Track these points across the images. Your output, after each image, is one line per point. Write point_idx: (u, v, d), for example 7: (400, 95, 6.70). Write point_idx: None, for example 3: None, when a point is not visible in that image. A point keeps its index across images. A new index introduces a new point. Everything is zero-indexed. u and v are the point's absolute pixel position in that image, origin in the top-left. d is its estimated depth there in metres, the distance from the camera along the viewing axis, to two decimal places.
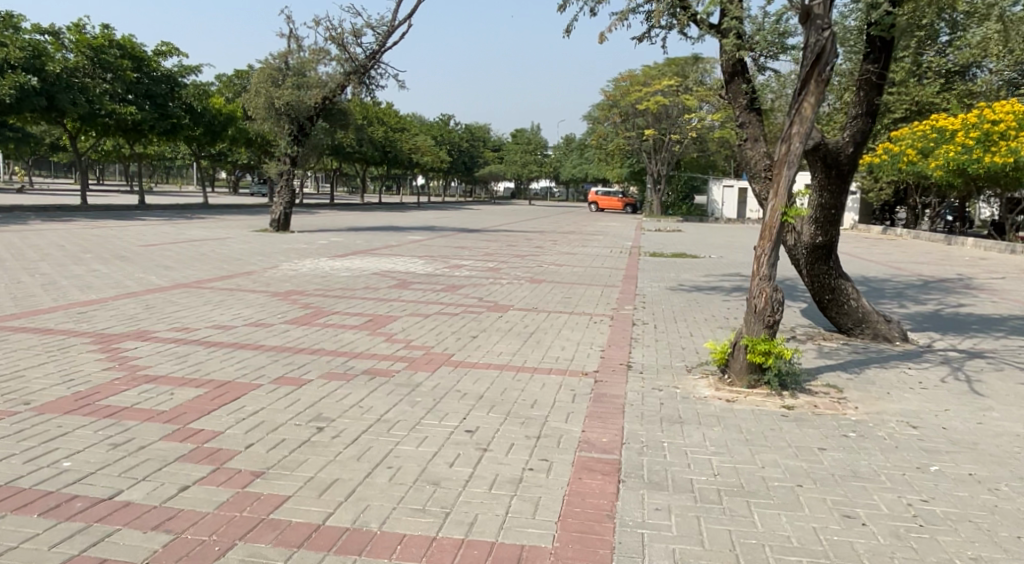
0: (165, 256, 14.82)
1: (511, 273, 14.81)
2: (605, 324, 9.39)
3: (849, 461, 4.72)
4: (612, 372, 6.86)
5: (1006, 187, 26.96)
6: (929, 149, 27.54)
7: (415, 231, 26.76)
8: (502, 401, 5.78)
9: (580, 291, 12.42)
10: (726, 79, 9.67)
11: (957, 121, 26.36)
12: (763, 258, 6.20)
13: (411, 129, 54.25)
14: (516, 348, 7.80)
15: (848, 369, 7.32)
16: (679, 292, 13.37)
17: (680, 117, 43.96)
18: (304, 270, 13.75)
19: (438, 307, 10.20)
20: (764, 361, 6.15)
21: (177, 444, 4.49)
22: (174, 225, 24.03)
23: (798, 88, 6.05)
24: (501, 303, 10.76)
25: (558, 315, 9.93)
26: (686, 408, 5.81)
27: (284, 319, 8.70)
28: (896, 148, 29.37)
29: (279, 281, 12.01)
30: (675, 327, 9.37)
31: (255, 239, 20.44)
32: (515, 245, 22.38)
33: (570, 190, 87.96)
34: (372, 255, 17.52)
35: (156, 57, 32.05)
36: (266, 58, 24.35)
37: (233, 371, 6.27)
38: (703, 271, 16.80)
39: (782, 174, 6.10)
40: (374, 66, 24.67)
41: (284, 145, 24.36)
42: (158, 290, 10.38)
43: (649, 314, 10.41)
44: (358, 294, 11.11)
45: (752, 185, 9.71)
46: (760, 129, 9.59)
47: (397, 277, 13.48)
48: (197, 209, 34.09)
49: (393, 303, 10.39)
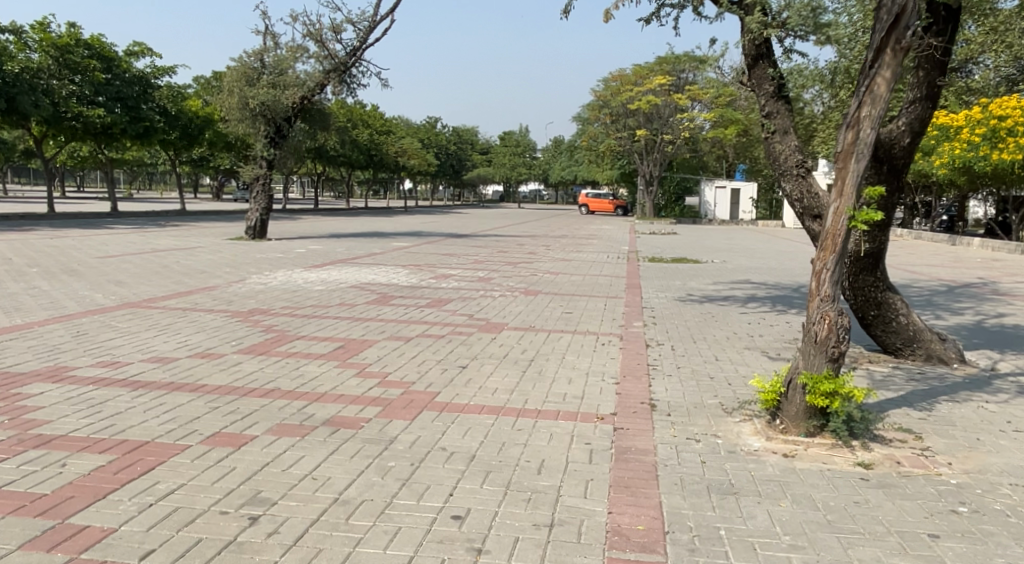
0: (120, 270, 13.46)
1: (504, 284, 13.57)
2: (614, 347, 8.10)
3: (977, 556, 3.47)
4: (632, 414, 5.57)
5: (1013, 186, 25.83)
6: (932, 147, 27.12)
7: (401, 236, 25.46)
8: (499, 466, 4.48)
9: (581, 305, 11.14)
10: (749, 63, 8.44)
11: (961, 117, 25.55)
12: (825, 273, 4.97)
13: (396, 133, 52.87)
14: (513, 382, 6.48)
15: (915, 404, 6.05)
16: (689, 303, 12.13)
17: (672, 116, 42.77)
18: (274, 284, 12.41)
19: (422, 327, 8.92)
20: (828, 405, 4.90)
21: (43, 557, 3.19)
22: (144, 233, 22.65)
23: (869, 59, 4.81)
24: (495, 321, 9.48)
25: (561, 336, 8.66)
26: (735, 470, 4.53)
27: (238, 347, 7.37)
28: None
29: (242, 298, 10.66)
30: (697, 350, 8.12)
31: (227, 248, 19.10)
32: (506, 251, 21.09)
33: (558, 192, 86.76)
34: (352, 264, 16.18)
35: (128, 57, 30.66)
36: (240, 56, 23.00)
37: (157, 425, 4.94)
38: (709, 279, 15.60)
39: (847, 168, 4.87)
40: (355, 63, 23.33)
41: (260, 147, 22.96)
42: (98, 313, 9.03)
43: (662, 333, 9.14)
44: (331, 312, 9.79)
45: (781, 183, 8.39)
46: (789, 121, 8.27)
47: (378, 290, 12.17)
48: (174, 217, 32.66)
49: (369, 323, 9.07)
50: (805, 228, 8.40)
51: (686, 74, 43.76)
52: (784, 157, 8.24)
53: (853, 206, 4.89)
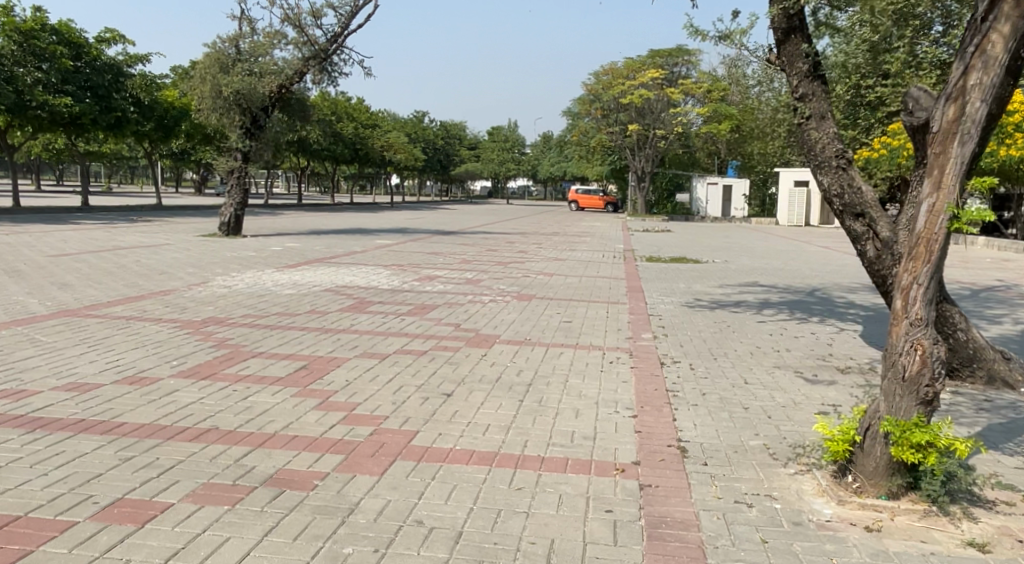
0: (69, 270, 12.17)
1: (495, 287, 12.37)
2: (624, 366, 6.96)
3: None
4: (660, 465, 4.43)
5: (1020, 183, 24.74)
6: None
7: (385, 233, 24.18)
8: (494, 552, 3.32)
9: (581, 312, 10.03)
10: (778, 38, 7.34)
11: None
12: (916, 290, 3.85)
13: (382, 126, 51.43)
14: (509, 416, 5.32)
15: (1003, 447, 4.93)
16: (698, 310, 10.99)
17: (665, 111, 41.65)
18: (239, 287, 11.18)
19: (401, 341, 7.72)
20: (921, 461, 3.76)
21: None
22: (110, 229, 21.27)
23: (983, 10, 3.74)
24: (485, 333, 8.31)
25: (563, 353, 7.51)
26: (810, 555, 3.39)
27: (179, 370, 6.14)
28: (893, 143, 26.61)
29: (197, 305, 9.41)
30: (721, 370, 7.00)
31: (197, 245, 17.79)
32: (496, 250, 19.90)
33: (547, 188, 85.51)
34: (329, 264, 14.96)
35: (98, 44, 29.23)
36: (214, 42, 21.68)
37: (38, 487, 3.71)
38: (716, 281, 14.54)
39: (949, 152, 3.77)
40: (336, 51, 22.03)
41: (234, 139, 21.62)
42: (23, 323, 7.79)
43: (676, 347, 8.00)
44: (299, 321, 8.59)
45: (817, 178, 7.17)
46: (827, 104, 7.16)
47: (355, 295, 10.95)
48: (148, 211, 31.24)
49: (340, 335, 7.90)
50: (844, 226, 7.22)
51: (679, 68, 42.75)
52: (821, 146, 7.03)
53: (955, 203, 3.78)
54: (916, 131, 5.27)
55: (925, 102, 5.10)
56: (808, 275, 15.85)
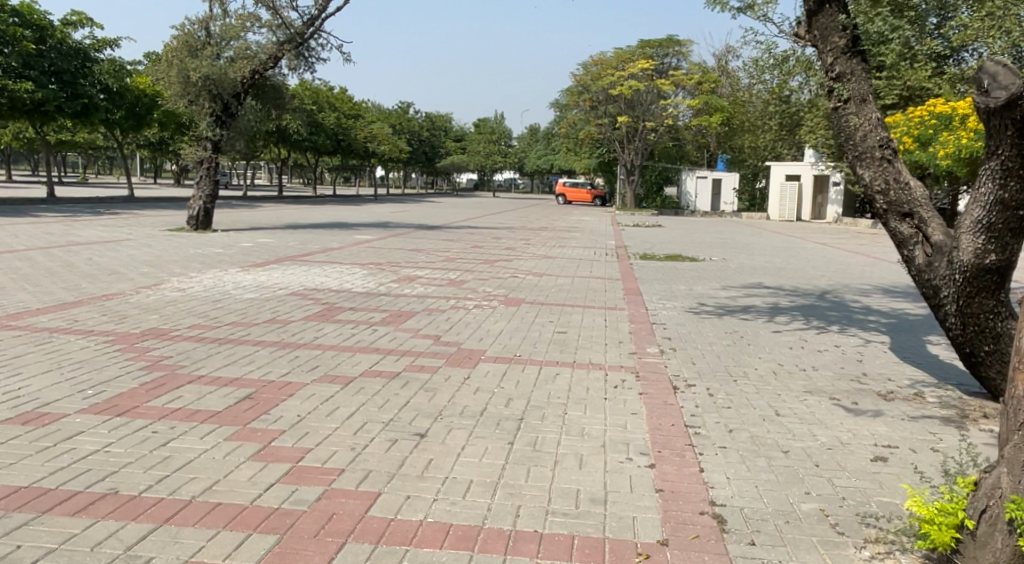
0: (7, 271, 10.95)
1: (480, 289, 11.29)
2: (632, 392, 5.91)
3: None
4: (694, 550, 3.37)
5: None
6: (927, 137, 24.36)
7: (367, 228, 23.06)
8: None
9: (576, 320, 8.98)
10: (810, 10, 6.44)
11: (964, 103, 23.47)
12: None
13: (364, 116, 50.09)
14: (498, 467, 4.24)
15: None
16: (703, 317, 9.97)
17: (654, 104, 40.74)
18: (196, 290, 10.02)
19: (370, 360, 6.62)
20: None
21: None
22: (70, 222, 19.93)
23: None
24: (469, 349, 7.23)
25: (559, 374, 6.45)
26: None
27: (91, 402, 5.03)
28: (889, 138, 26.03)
29: (141, 313, 8.25)
30: (745, 397, 5.96)
31: (161, 241, 16.60)
32: (481, 246, 18.84)
33: (533, 181, 84.51)
34: (300, 263, 13.82)
35: (64, 28, 27.90)
36: (181, 24, 20.40)
37: None
38: (717, 282, 13.55)
39: None
40: (313, 35, 20.79)
41: (204, 127, 20.31)
42: None
43: (688, 365, 6.97)
44: (254, 333, 7.48)
45: (855, 171, 6.21)
46: (867, 86, 6.22)
47: (323, 300, 9.82)
48: (117, 204, 29.82)
49: (299, 352, 6.79)
50: (888, 229, 6.16)
51: (669, 60, 41.52)
52: (862, 134, 6.10)
53: None
54: (991, 113, 4.39)
55: (1004, 79, 4.24)
56: (814, 277, 14.88)
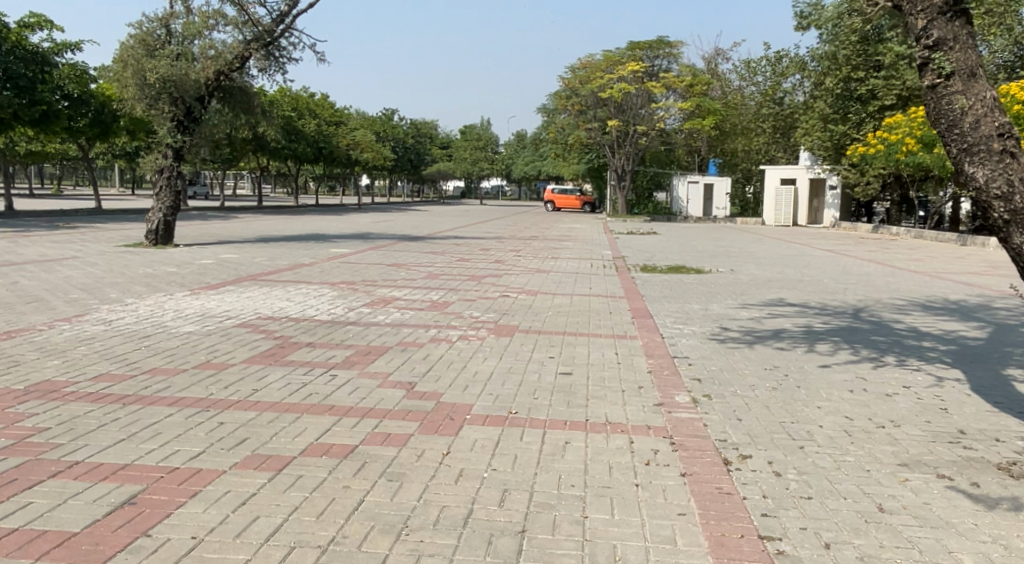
0: None
1: (465, 314, 9.66)
2: (675, 476, 4.29)
3: None
4: None
5: None
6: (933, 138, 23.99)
7: (344, 240, 21.42)
8: None
9: (583, 356, 7.40)
10: None
11: None
12: None
13: (346, 124, 48.28)
14: None
15: None
16: (730, 346, 8.38)
17: (645, 107, 39.35)
18: (125, 322, 8.34)
19: (315, 427, 4.98)
20: None
21: None
22: (18, 239, 18.09)
23: None
24: (451, 404, 5.60)
25: (570, 444, 4.83)
26: None
27: None
28: (892, 137, 25.51)
29: (40, 357, 6.60)
30: (826, 478, 4.36)
31: (111, 258, 14.87)
32: (467, 259, 17.25)
33: (520, 187, 82.88)
34: (262, 283, 12.16)
35: (21, 30, 26.14)
36: (139, 22, 18.72)
37: None
38: (733, 299, 12.00)
39: None
40: (283, 34, 19.17)
41: (164, 133, 18.58)
42: None
43: (735, 424, 5.36)
44: (175, 386, 5.84)
45: (968, 169, 4.61)
46: (976, 55, 4.65)
47: (276, 332, 8.16)
48: (80, 217, 27.90)
49: (223, 416, 5.13)
50: (1007, 247, 4.58)
51: (659, 61, 39.95)
52: (973, 120, 4.54)
53: None
54: None
55: None
56: (836, 291, 13.36)
